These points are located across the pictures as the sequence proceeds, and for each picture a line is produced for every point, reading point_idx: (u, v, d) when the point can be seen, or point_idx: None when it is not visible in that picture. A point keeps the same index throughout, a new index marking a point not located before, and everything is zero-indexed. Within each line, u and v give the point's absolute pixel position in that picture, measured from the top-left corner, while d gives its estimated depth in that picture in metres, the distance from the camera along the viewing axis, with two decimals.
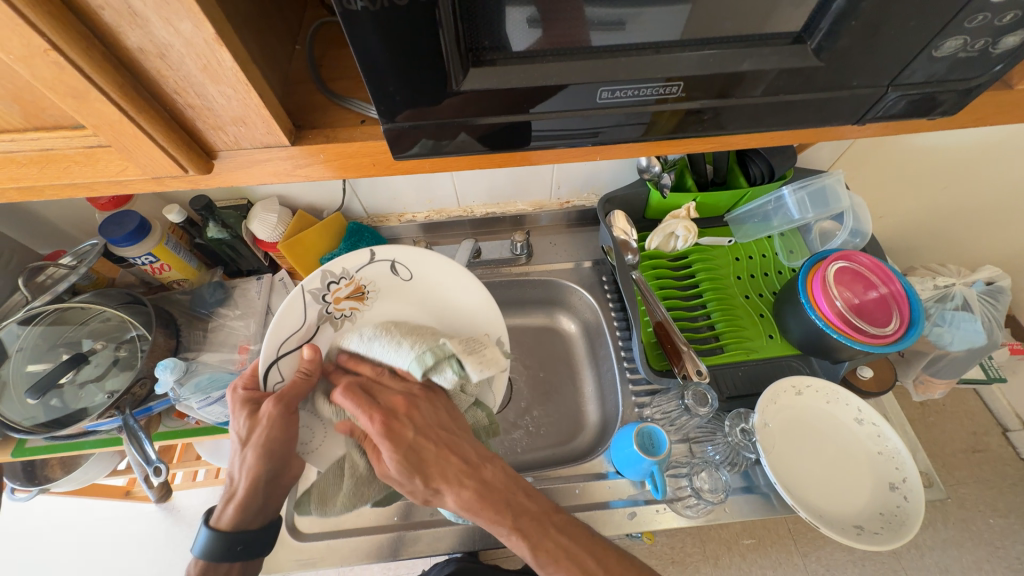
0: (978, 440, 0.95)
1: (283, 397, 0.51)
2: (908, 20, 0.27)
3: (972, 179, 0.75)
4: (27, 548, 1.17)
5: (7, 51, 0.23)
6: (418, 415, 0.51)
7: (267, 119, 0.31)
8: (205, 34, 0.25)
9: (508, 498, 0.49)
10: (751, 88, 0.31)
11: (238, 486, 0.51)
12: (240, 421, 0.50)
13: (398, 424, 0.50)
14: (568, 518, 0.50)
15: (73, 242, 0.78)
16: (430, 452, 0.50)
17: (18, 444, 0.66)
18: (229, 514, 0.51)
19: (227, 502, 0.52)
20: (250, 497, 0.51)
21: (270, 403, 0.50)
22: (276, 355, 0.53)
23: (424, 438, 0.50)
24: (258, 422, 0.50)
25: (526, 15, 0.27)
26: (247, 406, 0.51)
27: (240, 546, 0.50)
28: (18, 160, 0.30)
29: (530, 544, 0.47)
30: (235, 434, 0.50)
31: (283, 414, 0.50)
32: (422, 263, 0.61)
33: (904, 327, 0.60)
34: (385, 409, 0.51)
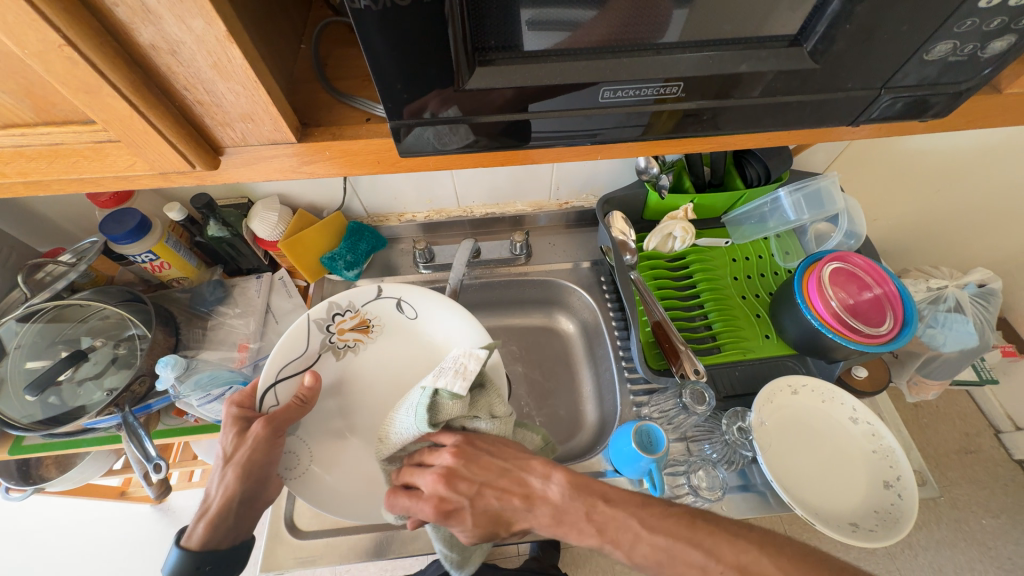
0: (971, 441, 0.96)
1: (274, 418, 0.52)
2: (900, 24, 0.28)
3: (964, 182, 0.77)
4: (19, 549, 1.15)
5: (22, 46, 0.23)
6: (464, 485, 0.48)
7: (275, 115, 0.31)
8: (216, 31, 0.25)
9: (589, 513, 0.46)
10: (748, 90, 0.32)
11: (214, 502, 0.51)
12: (227, 436, 0.51)
13: (452, 500, 0.48)
14: (664, 511, 0.44)
15: (72, 239, 0.78)
16: (495, 503, 0.49)
17: (15, 442, 0.66)
18: (199, 532, 0.50)
19: (199, 519, 0.50)
20: (223, 515, 0.50)
21: (261, 423, 0.51)
22: (275, 379, 0.55)
23: (481, 496, 0.49)
24: (246, 441, 0.50)
25: (528, 16, 0.28)
26: (236, 423, 0.52)
27: (209, 566, 0.48)
28: (26, 155, 0.31)
29: (625, 552, 0.43)
30: (221, 449, 0.50)
31: (270, 434, 0.51)
32: (425, 304, 0.64)
33: (897, 328, 0.61)
34: (436, 496, 0.48)
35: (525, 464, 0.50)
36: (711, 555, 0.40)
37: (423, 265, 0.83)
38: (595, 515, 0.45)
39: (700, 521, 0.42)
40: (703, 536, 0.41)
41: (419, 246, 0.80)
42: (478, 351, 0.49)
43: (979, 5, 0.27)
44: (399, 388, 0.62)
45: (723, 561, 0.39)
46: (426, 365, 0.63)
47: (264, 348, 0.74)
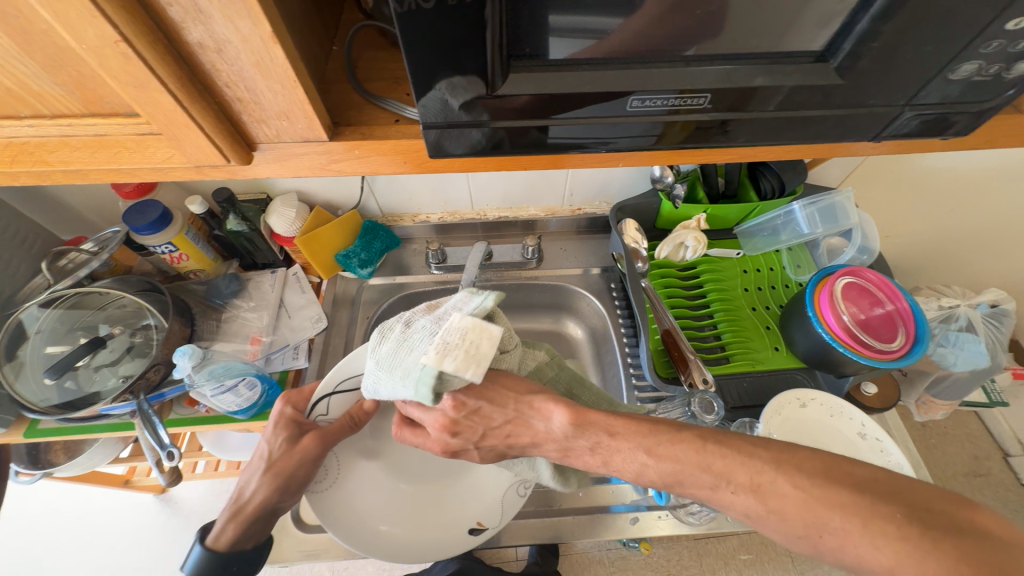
0: (979, 464, 0.95)
1: (324, 435, 0.54)
2: (925, 44, 0.29)
3: (979, 202, 0.77)
4: (23, 532, 1.17)
5: (80, 40, 0.24)
6: (467, 429, 0.49)
7: (309, 114, 0.32)
8: (262, 32, 0.26)
9: (597, 444, 0.43)
10: (764, 103, 0.33)
11: (247, 502, 0.51)
12: (278, 437, 0.53)
13: (456, 443, 0.49)
14: (674, 439, 0.40)
15: (92, 228, 0.79)
16: (498, 442, 0.49)
17: (30, 425, 0.67)
18: (228, 532, 0.50)
19: (227, 519, 0.51)
20: (252, 519, 0.51)
21: (313, 435, 0.53)
22: (332, 392, 0.56)
23: (486, 439, 0.49)
24: (295, 450, 0.52)
25: (552, 22, 0.28)
26: (288, 426, 0.53)
27: (236, 566, 0.49)
28: (71, 144, 0.32)
29: (634, 478, 0.41)
30: (266, 452, 0.52)
31: (320, 448, 0.53)
32: None
33: (909, 345, 0.61)
34: (441, 439, 0.49)
35: (528, 406, 0.47)
36: (722, 478, 0.37)
37: (435, 266, 0.84)
38: (601, 448, 0.43)
39: (711, 445, 0.39)
40: (714, 458, 0.38)
41: (433, 247, 0.81)
42: (491, 328, 0.41)
43: (1006, 26, 0.27)
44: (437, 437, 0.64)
45: (734, 483, 0.36)
46: None
47: (276, 342, 0.75)
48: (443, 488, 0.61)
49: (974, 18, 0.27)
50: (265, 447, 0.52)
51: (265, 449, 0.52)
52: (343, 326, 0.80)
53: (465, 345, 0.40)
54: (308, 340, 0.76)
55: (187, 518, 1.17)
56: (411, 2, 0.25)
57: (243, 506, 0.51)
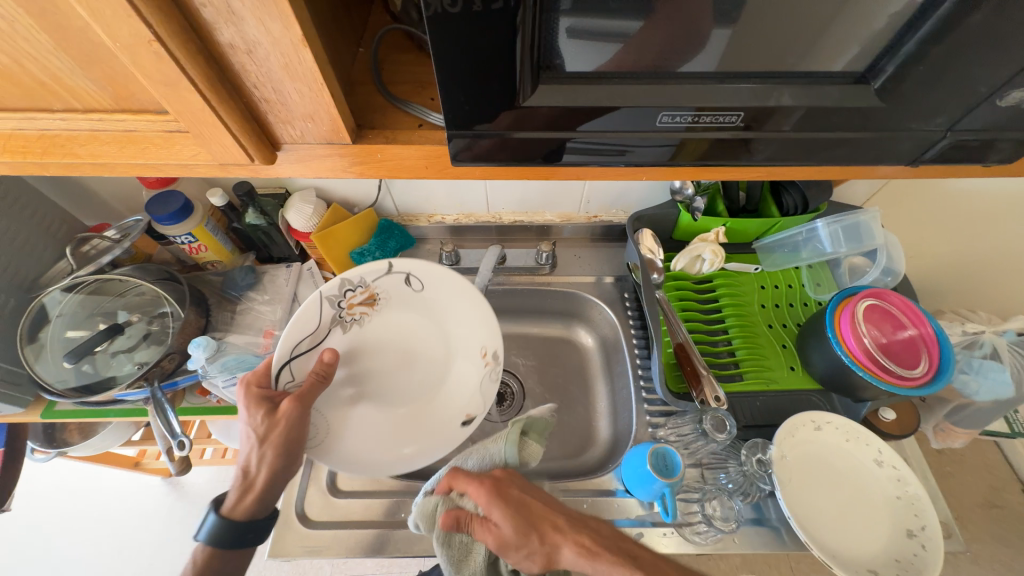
0: (998, 495, 0.92)
1: (300, 395, 0.52)
2: (974, 68, 0.27)
3: (1011, 226, 0.74)
4: (35, 507, 1.20)
5: (114, 39, 0.25)
6: (518, 480, 0.50)
7: (335, 117, 0.32)
8: (293, 34, 0.26)
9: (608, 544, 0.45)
10: (784, 123, 0.32)
11: (254, 479, 0.52)
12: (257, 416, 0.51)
13: (504, 486, 0.49)
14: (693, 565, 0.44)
15: (116, 215, 0.81)
16: (539, 506, 0.48)
17: (48, 406, 0.68)
18: (243, 506, 0.52)
19: (239, 496, 0.52)
20: (263, 490, 0.52)
21: (289, 401, 0.51)
22: (290, 357, 0.54)
23: (530, 493, 0.49)
24: (277, 421, 0.51)
25: (569, 26, 0.27)
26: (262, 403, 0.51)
27: (252, 534, 0.52)
28: (101, 139, 0.33)
29: None
30: (253, 431, 0.51)
31: (301, 409, 0.51)
32: (438, 278, 0.62)
33: (932, 372, 0.59)
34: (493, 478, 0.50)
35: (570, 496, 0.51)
36: None
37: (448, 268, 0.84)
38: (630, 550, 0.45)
39: None
40: None
41: (447, 248, 0.81)
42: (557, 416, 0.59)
43: None
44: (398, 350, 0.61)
45: None
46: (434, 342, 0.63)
47: None
48: (430, 399, 0.63)
49: None
50: (248, 428, 0.51)
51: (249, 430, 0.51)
52: None
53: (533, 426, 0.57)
54: None
55: (193, 503, 1.18)
56: (444, 6, 0.25)
57: (252, 481, 0.52)
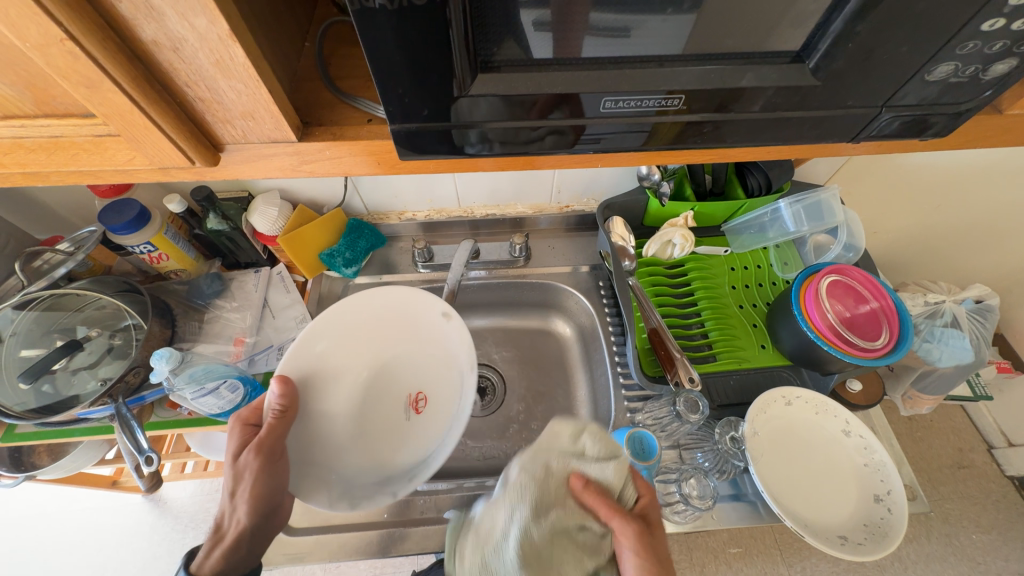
0: (964, 456, 0.96)
1: (267, 444, 0.48)
2: (901, 45, 0.28)
3: (964, 199, 0.77)
4: (12, 533, 1.15)
5: (23, 39, 0.23)
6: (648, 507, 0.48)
7: (276, 114, 0.31)
8: (219, 29, 0.25)
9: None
10: (750, 104, 0.32)
11: (227, 530, 0.48)
12: (279, 458, 0.49)
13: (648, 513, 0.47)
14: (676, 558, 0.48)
15: (70, 227, 0.78)
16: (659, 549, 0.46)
17: (8, 429, 0.66)
18: (211, 562, 0.46)
19: (213, 545, 0.48)
20: (238, 544, 0.47)
21: (250, 454, 0.47)
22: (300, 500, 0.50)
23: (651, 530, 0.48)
24: (241, 475, 0.47)
25: (534, 19, 0.28)
26: (264, 453, 0.48)
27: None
28: (26, 146, 0.31)
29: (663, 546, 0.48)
30: (226, 487, 0.47)
31: (264, 460, 0.48)
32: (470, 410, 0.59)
33: (893, 342, 0.61)
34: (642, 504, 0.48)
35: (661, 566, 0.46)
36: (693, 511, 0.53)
37: (422, 265, 0.83)
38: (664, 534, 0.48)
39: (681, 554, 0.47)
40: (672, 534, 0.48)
41: (419, 245, 0.80)
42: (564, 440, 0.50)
43: (981, 27, 0.27)
44: (398, 422, 0.59)
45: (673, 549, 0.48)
46: (441, 391, 0.62)
47: (260, 342, 0.74)
48: (411, 354, 0.64)
49: (952, 19, 0.27)
50: (230, 488, 0.48)
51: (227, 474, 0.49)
52: None
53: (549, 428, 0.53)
54: (292, 341, 0.74)
55: (177, 518, 1.15)
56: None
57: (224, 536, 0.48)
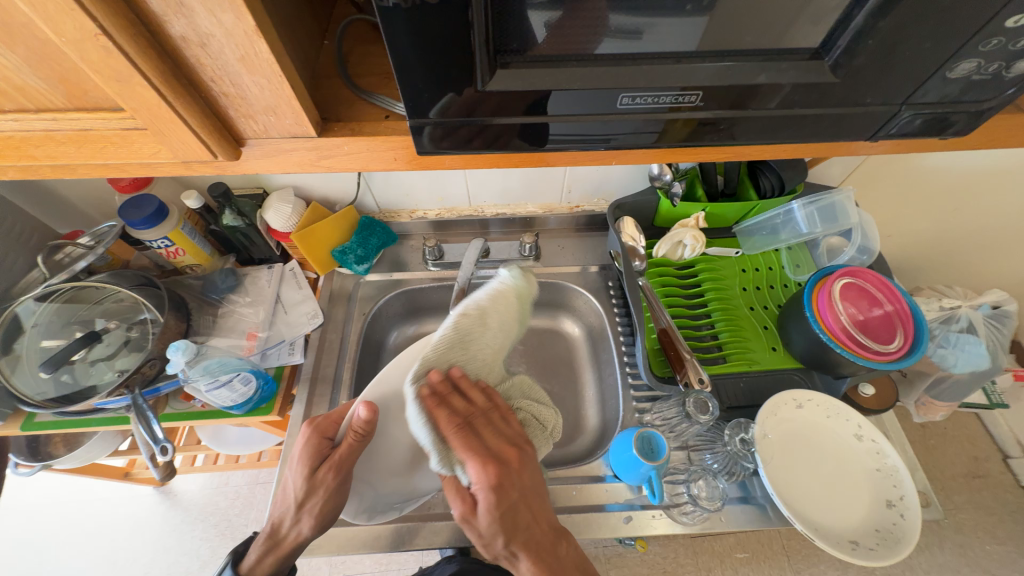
0: (979, 465, 0.94)
1: (342, 463, 0.50)
2: (922, 41, 0.28)
3: (981, 203, 0.76)
4: (26, 521, 1.18)
5: (60, 34, 0.24)
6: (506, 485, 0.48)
7: (297, 109, 0.32)
8: (246, 25, 0.26)
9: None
10: (766, 101, 0.32)
11: (282, 537, 0.51)
12: (346, 479, 0.51)
13: (506, 478, 0.48)
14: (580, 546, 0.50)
15: (90, 222, 0.79)
16: (521, 518, 0.48)
17: (27, 418, 0.67)
18: (264, 563, 0.51)
19: (265, 550, 0.51)
20: (290, 551, 0.51)
21: (330, 472, 0.50)
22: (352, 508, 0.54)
23: (517, 507, 0.48)
24: (315, 490, 0.50)
25: (545, 20, 0.28)
26: (339, 473, 0.50)
27: None
28: (57, 139, 0.32)
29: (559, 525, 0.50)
30: (292, 496, 0.50)
31: (339, 479, 0.50)
32: None
33: (908, 346, 0.60)
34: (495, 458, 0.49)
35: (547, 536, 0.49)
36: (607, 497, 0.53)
37: (432, 263, 0.83)
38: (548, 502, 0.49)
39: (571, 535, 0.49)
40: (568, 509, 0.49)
41: (430, 243, 0.80)
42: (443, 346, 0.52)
43: (1005, 23, 0.27)
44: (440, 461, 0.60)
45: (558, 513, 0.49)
46: None
47: (272, 337, 0.74)
48: None
49: (974, 16, 0.27)
50: (294, 495, 0.51)
51: (296, 483, 0.51)
52: (339, 321, 0.79)
53: (463, 336, 0.53)
54: (303, 336, 0.75)
55: (187, 511, 1.17)
56: None
57: (277, 543, 0.51)
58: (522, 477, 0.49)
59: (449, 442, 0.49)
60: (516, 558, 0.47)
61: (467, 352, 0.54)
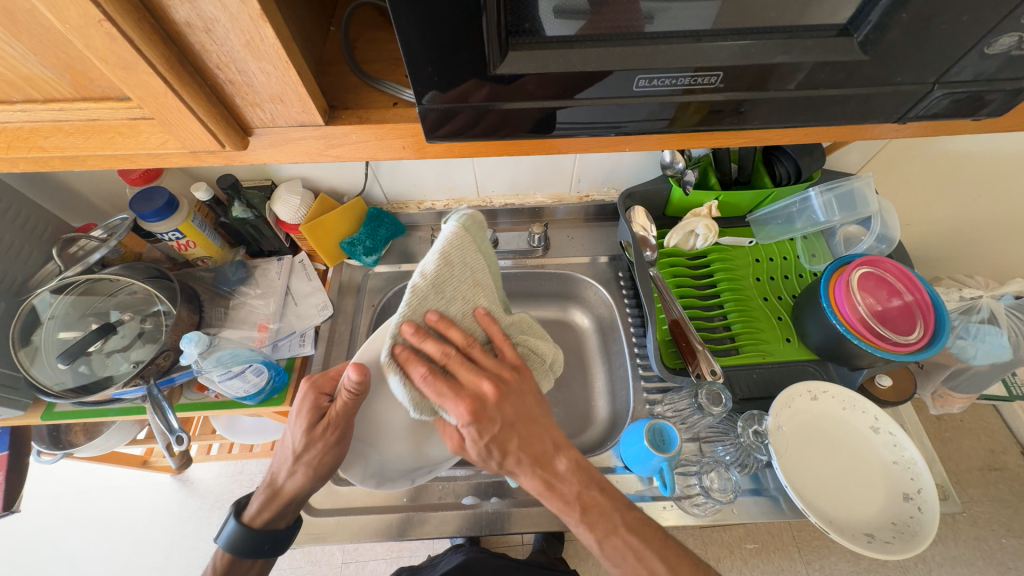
0: (996, 458, 0.92)
1: (338, 422, 0.49)
2: (959, 14, 0.27)
3: (1008, 189, 0.73)
4: (51, 508, 1.21)
5: (64, 20, 0.24)
6: (490, 419, 0.47)
7: (304, 97, 0.31)
8: (251, 10, 0.25)
9: (580, 491, 0.49)
10: (786, 82, 0.31)
11: (281, 490, 0.53)
12: (343, 437, 0.50)
13: (487, 412, 0.47)
14: (643, 519, 0.50)
15: (102, 215, 0.80)
16: (513, 440, 0.49)
17: (47, 408, 0.68)
18: (264, 514, 0.53)
19: (265, 501, 0.54)
20: (287, 503, 0.54)
21: (327, 430, 0.49)
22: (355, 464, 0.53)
23: (507, 432, 0.48)
24: (313, 444, 0.50)
25: (555, 2, 0.27)
26: (337, 431, 0.50)
27: (268, 544, 0.54)
28: (65, 130, 0.32)
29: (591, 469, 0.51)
30: (291, 448, 0.51)
31: (336, 436, 0.50)
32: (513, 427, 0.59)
33: (928, 337, 0.58)
34: (473, 395, 0.47)
35: (541, 457, 0.50)
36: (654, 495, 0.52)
37: None
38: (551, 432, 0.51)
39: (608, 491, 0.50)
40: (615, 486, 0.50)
41: None
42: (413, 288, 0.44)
43: None
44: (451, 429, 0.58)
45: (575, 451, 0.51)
46: None
47: (283, 329, 0.75)
48: None
49: None
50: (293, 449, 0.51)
51: (295, 436, 0.51)
52: (349, 313, 0.80)
53: (436, 281, 0.45)
54: (314, 327, 0.76)
55: (203, 498, 1.20)
56: None
57: (277, 491, 0.53)
58: (501, 407, 0.48)
59: (419, 399, 0.45)
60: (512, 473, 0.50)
61: (444, 296, 0.46)
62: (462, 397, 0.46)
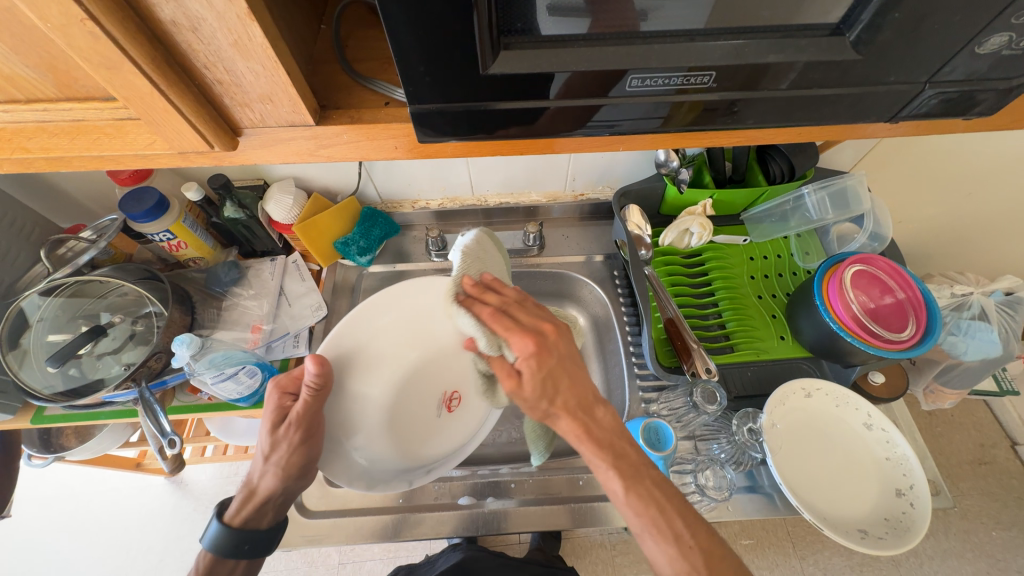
0: (987, 452, 0.93)
1: (300, 421, 0.49)
2: (951, 14, 0.27)
3: (1000, 187, 0.73)
4: (43, 512, 1.20)
5: (45, 19, 0.23)
6: (549, 357, 0.50)
7: (294, 97, 0.31)
8: (238, 8, 0.25)
9: (613, 440, 0.49)
10: (777, 81, 0.31)
11: (259, 488, 0.54)
12: (309, 436, 0.50)
13: (547, 349, 0.50)
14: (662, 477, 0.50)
15: (92, 215, 0.79)
16: (564, 381, 0.50)
17: (36, 412, 0.67)
18: (244, 512, 0.53)
19: (245, 500, 0.54)
20: (267, 501, 0.54)
21: (291, 430, 0.50)
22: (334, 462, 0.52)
23: (560, 373, 0.50)
24: (281, 443, 0.50)
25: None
26: (301, 430, 0.50)
27: (247, 545, 0.53)
28: (49, 130, 0.31)
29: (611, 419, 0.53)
30: (260, 448, 0.52)
31: (301, 435, 0.50)
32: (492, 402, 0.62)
33: (919, 335, 0.59)
34: (535, 332, 0.50)
35: (587, 402, 0.51)
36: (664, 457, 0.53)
37: (435, 254, 0.83)
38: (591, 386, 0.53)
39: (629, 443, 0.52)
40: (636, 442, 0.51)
41: (432, 234, 0.80)
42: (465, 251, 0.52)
43: None
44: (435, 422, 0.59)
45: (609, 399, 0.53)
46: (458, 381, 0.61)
47: (276, 330, 0.74)
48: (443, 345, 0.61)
49: None
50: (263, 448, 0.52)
51: (264, 437, 0.52)
52: (343, 314, 0.79)
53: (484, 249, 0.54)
54: (308, 328, 0.76)
55: (198, 500, 1.19)
56: None
57: (255, 489, 0.54)
58: (557, 347, 0.51)
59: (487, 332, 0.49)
60: (555, 416, 0.50)
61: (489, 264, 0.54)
62: (523, 331, 0.49)
